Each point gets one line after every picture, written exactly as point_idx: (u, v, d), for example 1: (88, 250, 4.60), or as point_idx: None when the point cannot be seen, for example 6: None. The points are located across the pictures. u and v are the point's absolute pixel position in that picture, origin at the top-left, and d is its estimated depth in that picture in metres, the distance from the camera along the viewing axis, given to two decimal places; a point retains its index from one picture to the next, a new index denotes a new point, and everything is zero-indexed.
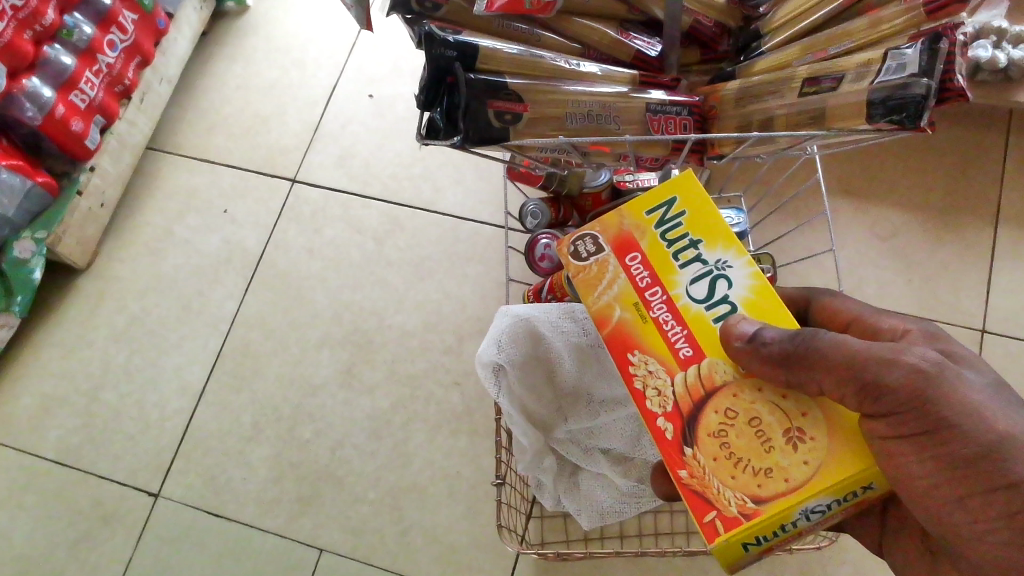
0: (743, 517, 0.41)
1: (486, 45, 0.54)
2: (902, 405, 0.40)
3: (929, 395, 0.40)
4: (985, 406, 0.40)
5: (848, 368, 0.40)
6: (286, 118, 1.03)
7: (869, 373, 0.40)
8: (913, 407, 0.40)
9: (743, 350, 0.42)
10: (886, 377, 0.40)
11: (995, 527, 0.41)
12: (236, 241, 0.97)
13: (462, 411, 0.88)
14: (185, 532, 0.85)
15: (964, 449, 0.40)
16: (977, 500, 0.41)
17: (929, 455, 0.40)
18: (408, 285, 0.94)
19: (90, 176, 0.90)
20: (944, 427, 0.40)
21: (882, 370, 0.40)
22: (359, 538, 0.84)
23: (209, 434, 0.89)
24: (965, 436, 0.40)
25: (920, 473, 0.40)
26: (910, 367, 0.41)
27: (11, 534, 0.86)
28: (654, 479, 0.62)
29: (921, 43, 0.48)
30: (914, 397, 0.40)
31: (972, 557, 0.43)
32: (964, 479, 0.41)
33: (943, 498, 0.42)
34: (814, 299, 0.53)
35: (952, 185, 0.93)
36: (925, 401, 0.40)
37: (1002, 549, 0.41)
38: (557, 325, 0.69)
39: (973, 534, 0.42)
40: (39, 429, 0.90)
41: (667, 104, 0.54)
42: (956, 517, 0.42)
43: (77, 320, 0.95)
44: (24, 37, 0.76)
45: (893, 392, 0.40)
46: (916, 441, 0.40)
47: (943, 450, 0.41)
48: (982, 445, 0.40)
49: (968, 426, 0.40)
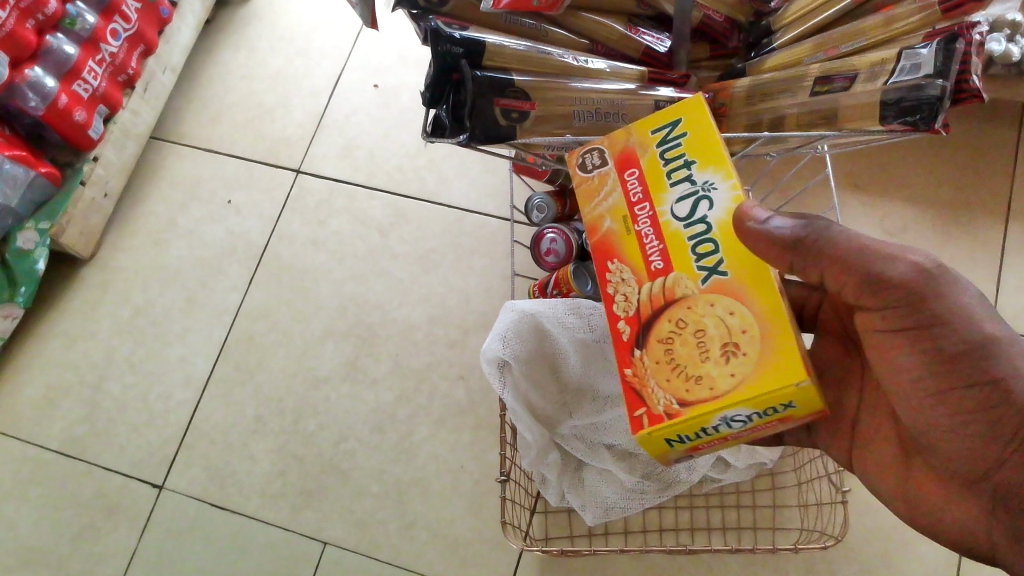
0: (666, 416, 0.43)
1: (493, 41, 0.53)
2: (886, 297, 0.45)
3: (921, 296, 0.44)
4: (968, 311, 0.45)
5: (828, 252, 0.45)
6: (290, 108, 1.02)
7: (877, 264, 0.44)
8: (899, 299, 0.45)
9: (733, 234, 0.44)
10: (872, 270, 0.44)
11: (968, 417, 0.45)
12: (240, 232, 0.97)
13: (466, 405, 0.88)
14: (188, 523, 0.86)
15: (941, 349, 0.45)
16: (956, 392, 0.45)
17: (920, 343, 0.45)
18: (412, 278, 0.93)
19: (93, 166, 0.89)
20: (931, 325, 0.45)
21: (874, 260, 0.44)
22: (362, 531, 0.84)
23: (212, 426, 0.89)
24: (945, 337, 0.45)
25: (911, 359, 0.46)
26: (913, 263, 0.44)
27: (16, 524, 0.87)
28: None
29: (936, 43, 0.47)
30: (904, 294, 0.44)
31: (944, 450, 0.48)
32: (948, 372, 0.45)
33: (926, 390, 0.46)
34: None
35: (962, 180, 0.92)
36: (915, 300, 0.44)
37: (972, 439, 0.46)
38: (563, 320, 0.69)
39: (948, 426, 0.47)
40: (43, 420, 0.91)
41: (676, 102, 0.53)
42: (931, 411, 0.47)
43: (80, 311, 0.95)
44: (25, 26, 0.75)
45: (880, 283, 0.45)
46: (910, 329, 0.45)
47: (925, 344, 0.45)
48: (960, 342, 0.44)
49: (949, 327, 0.44)
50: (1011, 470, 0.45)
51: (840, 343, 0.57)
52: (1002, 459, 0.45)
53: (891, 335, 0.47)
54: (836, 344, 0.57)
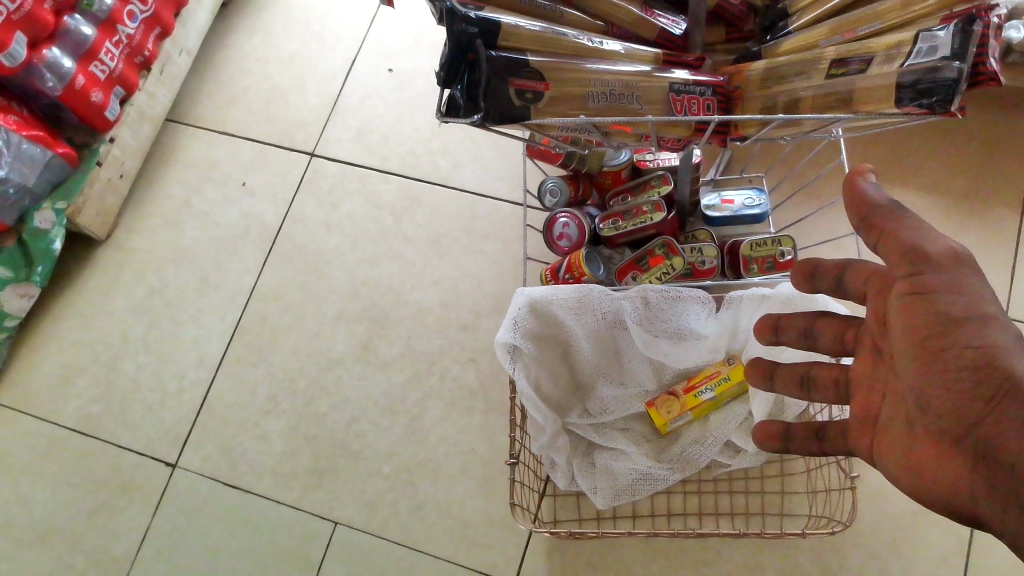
0: None
1: (508, 21, 0.53)
2: (904, 259, 0.45)
3: (937, 259, 0.44)
4: (977, 284, 0.44)
5: (886, 221, 0.45)
6: (305, 91, 1.02)
7: (919, 236, 0.45)
8: (913, 260, 0.45)
9: (852, 200, 0.46)
10: (904, 234, 0.45)
11: (958, 403, 0.44)
12: (254, 215, 0.98)
13: (476, 388, 0.88)
14: (201, 501, 0.87)
15: (941, 316, 0.44)
16: (953, 378, 0.44)
17: (928, 322, 0.44)
18: (425, 262, 0.94)
19: (109, 147, 0.90)
20: (933, 290, 0.44)
21: (905, 222, 0.45)
22: (372, 511, 0.85)
23: (225, 405, 0.90)
24: (947, 305, 0.44)
25: (915, 331, 0.45)
26: (950, 247, 0.44)
27: (33, 499, 0.89)
28: (751, 376, 0.62)
29: (954, 25, 0.47)
30: (924, 256, 0.44)
31: (926, 433, 0.46)
32: (949, 358, 0.44)
33: (926, 371, 0.45)
34: (849, 266, 0.53)
35: (978, 169, 0.92)
36: (931, 263, 0.44)
37: (956, 423, 0.44)
38: (573, 307, 0.70)
39: (934, 407, 0.45)
40: (59, 398, 0.92)
41: (691, 84, 0.53)
42: (921, 380, 0.45)
43: (96, 291, 0.96)
44: (44, 7, 0.76)
45: (903, 245, 0.45)
46: (927, 305, 0.44)
47: (926, 310, 0.45)
48: (964, 312, 0.44)
49: (955, 296, 0.44)
50: (997, 448, 0.42)
51: (840, 324, 0.57)
52: (990, 435, 0.43)
53: (897, 300, 0.46)
54: (834, 325, 0.57)
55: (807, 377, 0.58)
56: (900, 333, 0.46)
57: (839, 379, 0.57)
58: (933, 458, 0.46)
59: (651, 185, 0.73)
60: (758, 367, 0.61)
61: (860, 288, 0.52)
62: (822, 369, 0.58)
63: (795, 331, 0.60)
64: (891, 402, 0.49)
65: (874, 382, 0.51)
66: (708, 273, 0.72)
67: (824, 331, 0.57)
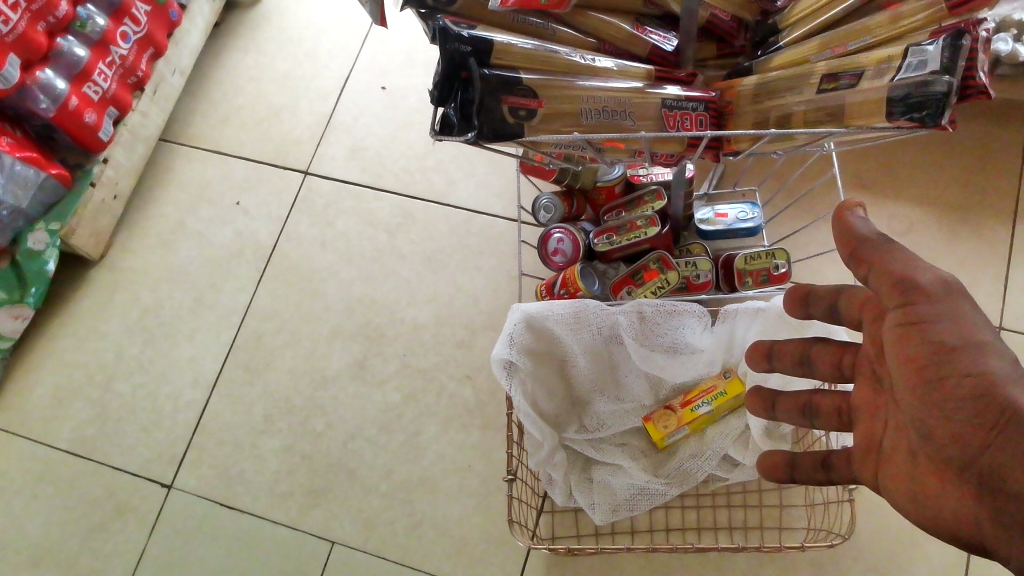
0: None
1: (501, 40, 0.53)
2: (893, 290, 0.45)
3: (928, 289, 0.45)
4: (969, 311, 0.44)
5: (874, 253, 0.46)
6: (298, 109, 1.03)
7: (907, 266, 0.45)
8: (904, 290, 0.45)
9: (842, 234, 0.47)
10: (890, 266, 0.45)
11: (961, 429, 0.43)
12: (248, 233, 0.98)
13: (473, 404, 0.88)
14: (196, 522, 0.86)
15: (936, 345, 0.44)
16: (954, 406, 0.43)
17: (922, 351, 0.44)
18: (419, 279, 0.94)
19: (103, 168, 0.90)
20: (927, 320, 0.44)
21: (892, 253, 0.45)
22: (370, 530, 0.84)
23: (221, 426, 0.90)
24: (942, 333, 0.44)
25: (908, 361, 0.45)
26: (938, 276, 0.45)
27: (25, 523, 0.88)
28: (751, 403, 0.62)
29: (942, 40, 0.46)
30: (914, 286, 0.45)
31: (931, 457, 0.46)
32: (946, 386, 0.44)
33: (925, 397, 0.45)
34: (845, 290, 0.53)
35: (970, 180, 0.92)
36: (922, 292, 0.45)
37: (960, 449, 0.44)
38: (569, 322, 0.70)
39: (935, 434, 0.45)
40: (51, 420, 0.91)
41: (683, 100, 0.53)
42: (922, 410, 0.45)
43: (90, 312, 0.96)
44: (37, 29, 0.76)
45: (893, 275, 0.45)
46: (919, 334, 0.45)
47: (921, 340, 0.45)
48: (960, 340, 0.44)
49: (948, 323, 0.44)
50: (1001, 477, 0.42)
51: (834, 350, 0.56)
52: (994, 464, 0.42)
53: (890, 331, 0.47)
54: (831, 350, 0.57)
55: (809, 406, 0.58)
56: (897, 363, 0.46)
57: (840, 406, 0.57)
58: (939, 484, 0.45)
59: (644, 200, 0.73)
60: (757, 392, 0.61)
61: (854, 314, 0.52)
62: (824, 398, 0.58)
63: (788, 360, 0.60)
64: (893, 432, 0.49)
65: (876, 410, 0.51)
66: (704, 287, 0.72)
67: (819, 358, 0.57)
